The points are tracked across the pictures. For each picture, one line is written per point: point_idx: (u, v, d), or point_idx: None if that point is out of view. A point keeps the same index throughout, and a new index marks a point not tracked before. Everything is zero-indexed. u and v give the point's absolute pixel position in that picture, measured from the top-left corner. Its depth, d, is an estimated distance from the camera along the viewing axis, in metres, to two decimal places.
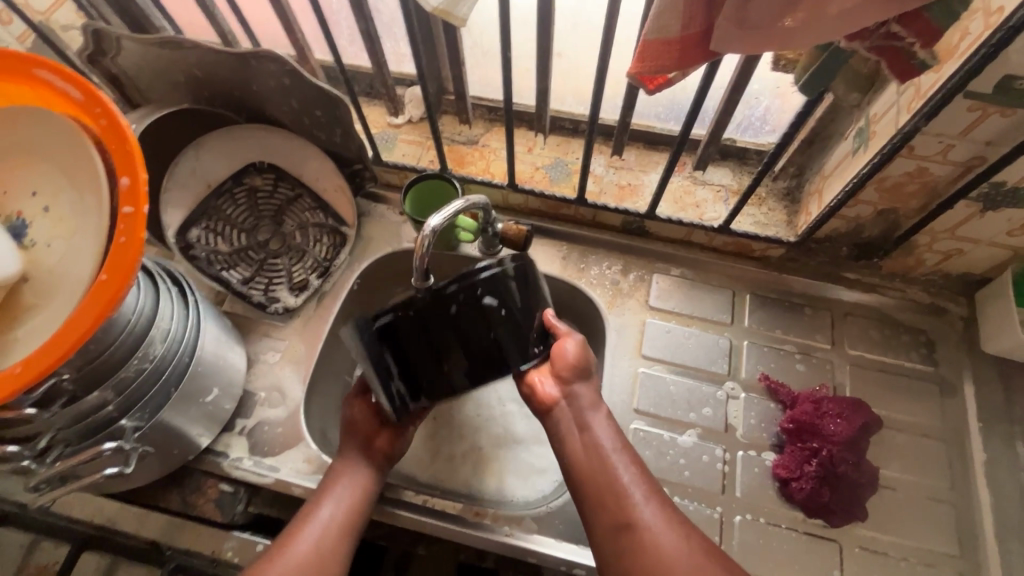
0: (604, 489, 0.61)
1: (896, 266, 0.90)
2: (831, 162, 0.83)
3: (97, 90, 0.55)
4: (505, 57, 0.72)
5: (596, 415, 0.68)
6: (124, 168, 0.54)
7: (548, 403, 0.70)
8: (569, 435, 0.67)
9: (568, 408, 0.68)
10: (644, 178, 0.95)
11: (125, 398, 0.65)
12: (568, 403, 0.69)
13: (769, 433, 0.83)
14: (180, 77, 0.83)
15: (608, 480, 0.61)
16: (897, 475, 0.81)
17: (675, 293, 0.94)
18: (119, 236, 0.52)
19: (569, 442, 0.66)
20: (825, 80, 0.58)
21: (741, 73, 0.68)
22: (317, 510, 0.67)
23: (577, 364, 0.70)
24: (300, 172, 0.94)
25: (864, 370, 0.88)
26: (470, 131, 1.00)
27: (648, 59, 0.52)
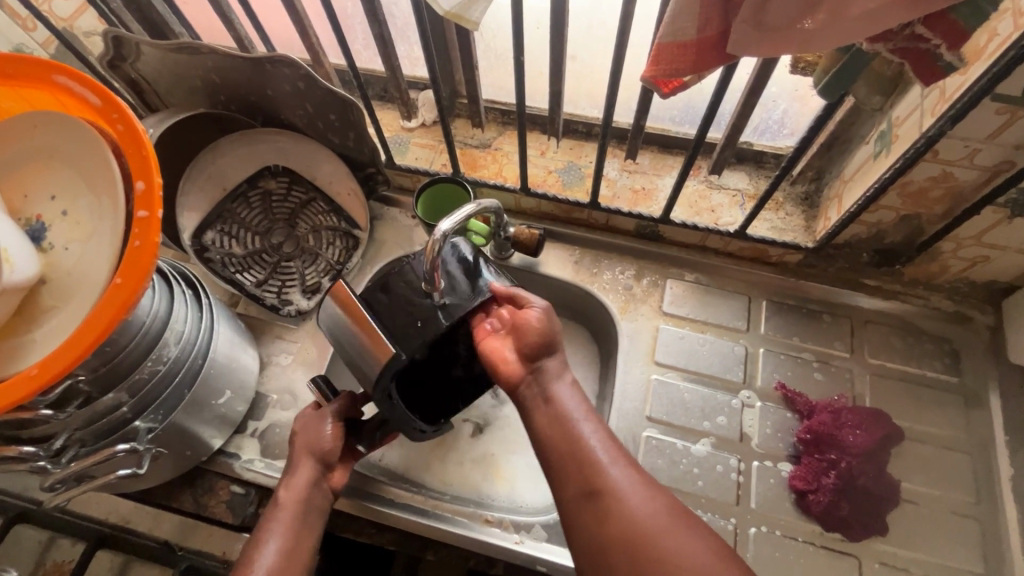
0: (568, 458, 0.62)
1: (918, 273, 0.87)
2: (851, 166, 0.81)
3: (115, 95, 0.56)
4: (518, 60, 0.71)
5: (562, 380, 0.68)
6: (140, 173, 0.54)
7: (515, 379, 0.70)
8: (535, 407, 0.67)
9: (533, 382, 0.69)
10: (658, 182, 0.94)
11: (140, 399, 0.65)
12: (533, 378, 0.69)
13: (785, 443, 0.81)
14: (197, 82, 0.84)
15: (573, 451, 0.62)
16: (919, 489, 0.79)
17: (689, 299, 0.93)
18: (134, 240, 0.52)
19: (535, 415, 0.66)
20: (847, 83, 0.57)
21: (759, 75, 0.66)
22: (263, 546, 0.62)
23: (543, 333, 0.69)
24: (313, 176, 0.94)
25: (884, 379, 0.86)
26: (483, 134, 0.99)
27: (663, 62, 0.51)
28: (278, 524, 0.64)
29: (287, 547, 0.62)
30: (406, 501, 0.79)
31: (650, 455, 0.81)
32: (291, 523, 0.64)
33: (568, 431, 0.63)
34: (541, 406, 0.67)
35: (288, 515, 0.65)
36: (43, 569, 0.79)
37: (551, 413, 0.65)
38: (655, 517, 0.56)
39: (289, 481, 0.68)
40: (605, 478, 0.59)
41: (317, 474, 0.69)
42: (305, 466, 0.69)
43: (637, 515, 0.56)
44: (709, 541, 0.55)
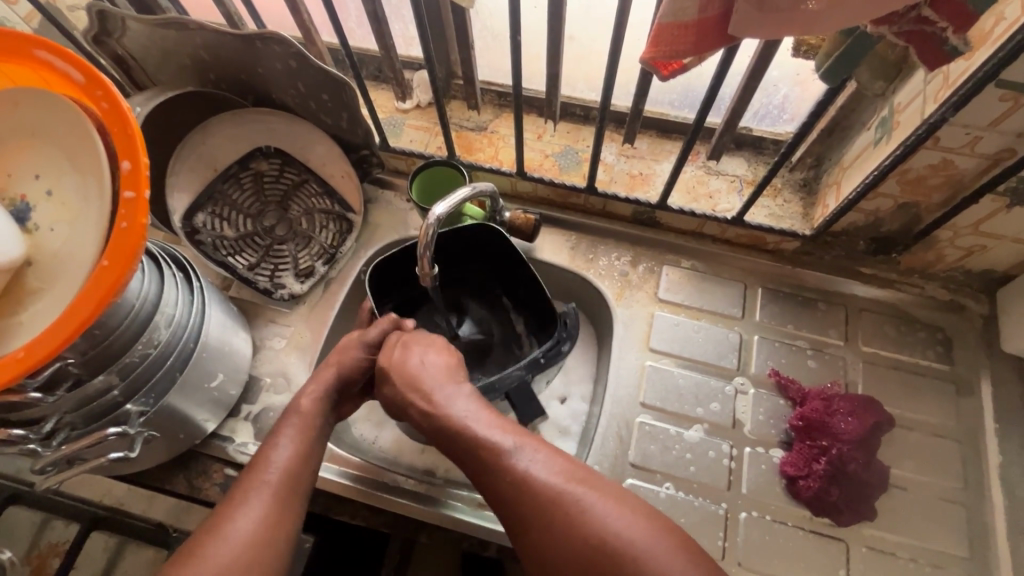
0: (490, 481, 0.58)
1: (915, 262, 0.87)
2: (850, 153, 0.80)
3: (98, 72, 0.54)
4: (515, 40, 0.69)
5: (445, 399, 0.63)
6: (125, 152, 0.53)
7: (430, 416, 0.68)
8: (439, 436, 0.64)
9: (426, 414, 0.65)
10: (656, 167, 0.93)
11: (131, 383, 0.65)
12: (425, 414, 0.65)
13: (777, 430, 0.82)
14: (186, 60, 0.82)
15: (491, 472, 0.58)
16: (908, 475, 0.79)
17: (684, 285, 0.92)
18: (120, 222, 0.51)
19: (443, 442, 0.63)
20: (848, 67, 0.56)
21: (761, 58, 0.65)
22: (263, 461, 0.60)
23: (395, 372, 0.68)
24: (306, 158, 0.93)
25: (876, 367, 0.86)
26: (479, 117, 0.98)
27: (664, 43, 0.50)
28: (295, 431, 0.64)
29: (302, 453, 0.62)
30: (399, 485, 0.79)
31: (643, 441, 0.81)
32: (304, 430, 0.64)
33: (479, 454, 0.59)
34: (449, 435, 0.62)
35: (302, 426, 0.64)
36: (37, 551, 0.79)
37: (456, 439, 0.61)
38: (598, 514, 0.53)
39: (308, 392, 0.68)
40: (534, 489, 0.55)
41: (334, 391, 0.69)
42: (328, 381, 0.69)
43: (576, 519, 0.53)
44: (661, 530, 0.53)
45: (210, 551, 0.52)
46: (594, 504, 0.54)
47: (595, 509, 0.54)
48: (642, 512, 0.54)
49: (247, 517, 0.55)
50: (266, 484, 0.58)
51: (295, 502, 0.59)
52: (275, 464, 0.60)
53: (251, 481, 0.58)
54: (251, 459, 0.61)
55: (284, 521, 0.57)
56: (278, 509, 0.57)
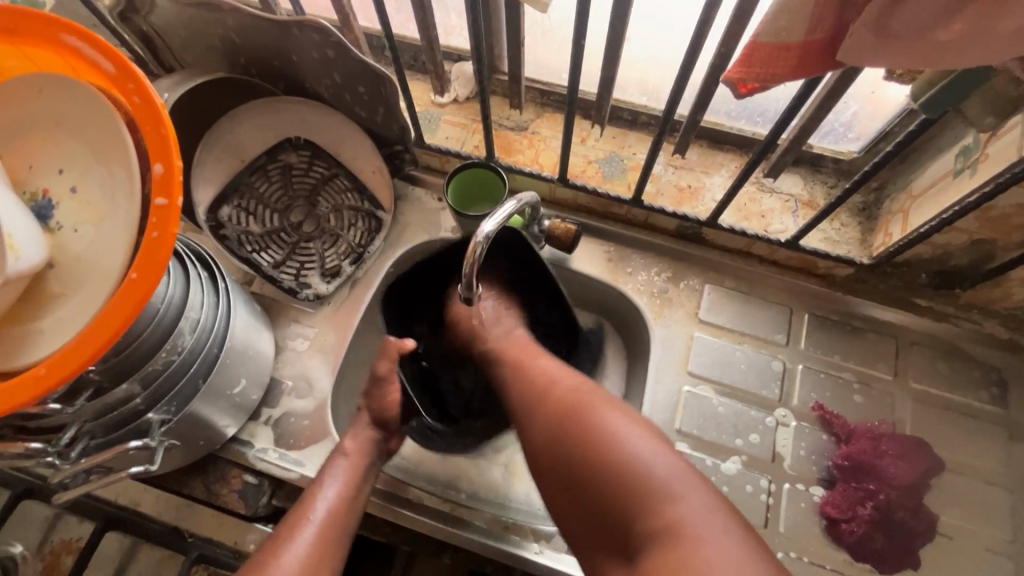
0: (536, 418, 0.61)
1: (977, 296, 0.82)
2: (922, 180, 0.74)
3: (130, 62, 0.50)
4: (576, 40, 0.64)
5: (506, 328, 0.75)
6: (157, 154, 0.49)
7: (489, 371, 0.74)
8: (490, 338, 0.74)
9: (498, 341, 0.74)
10: (706, 180, 0.88)
11: (153, 391, 0.61)
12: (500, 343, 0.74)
13: (818, 466, 0.78)
14: (216, 42, 0.77)
15: (545, 408, 0.60)
16: (954, 523, 0.76)
17: (727, 306, 0.88)
18: (150, 231, 0.47)
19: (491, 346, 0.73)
20: (953, 96, 0.51)
21: (844, 77, 0.60)
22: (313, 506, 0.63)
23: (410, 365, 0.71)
24: (337, 151, 0.88)
25: (927, 406, 0.82)
26: (520, 116, 0.93)
27: (757, 64, 0.45)
28: (342, 472, 0.66)
29: (346, 494, 0.65)
30: (424, 502, 0.77)
31: None
32: (352, 471, 0.67)
33: (534, 394, 0.63)
34: (511, 376, 0.68)
35: (351, 468, 0.67)
36: (51, 546, 0.77)
37: (518, 380, 0.66)
38: (600, 411, 0.56)
39: (354, 433, 0.71)
40: (572, 425, 0.56)
41: (382, 432, 0.72)
42: (365, 425, 0.71)
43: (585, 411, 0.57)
44: (700, 486, 0.50)
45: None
46: (602, 406, 0.57)
47: (630, 444, 0.52)
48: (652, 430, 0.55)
49: (290, 557, 0.58)
50: (311, 521, 0.61)
51: (337, 548, 0.61)
52: (321, 504, 0.63)
53: (295, 522, 0.61)
54: (299, 499, 0.64)
55: (328, 559, 0.60)
56: (320, 552, 0.60)
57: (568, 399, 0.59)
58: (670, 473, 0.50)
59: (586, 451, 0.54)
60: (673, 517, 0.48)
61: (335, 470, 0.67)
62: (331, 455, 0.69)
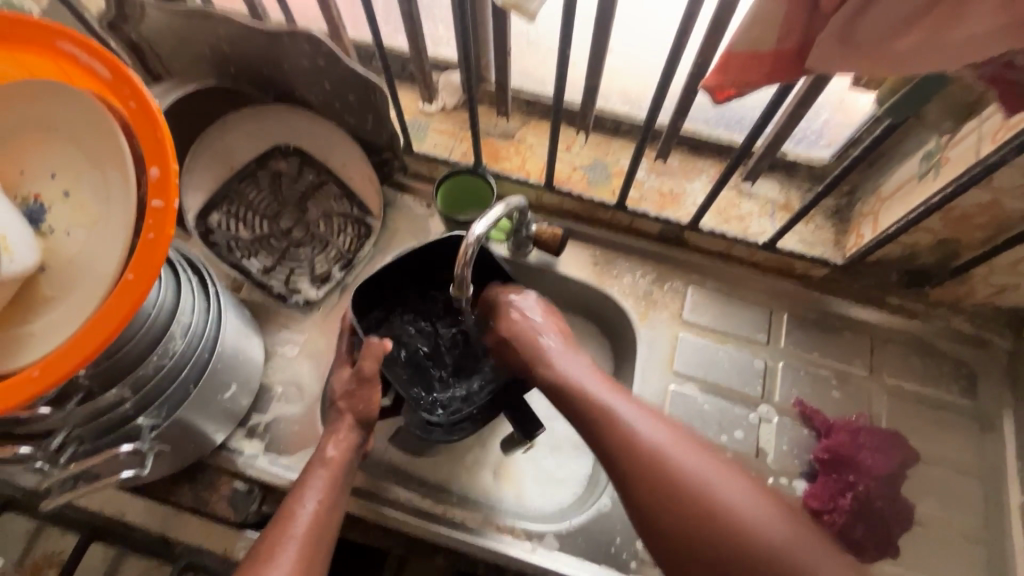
0: (620, 465, 0.62)
1: (944, 294, 0.86)
2: (890, 183, 0.78)
3: (126, 69, 0.50)
4: (562, 48, 0.66)
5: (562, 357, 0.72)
6: (153, 158, 0.49)
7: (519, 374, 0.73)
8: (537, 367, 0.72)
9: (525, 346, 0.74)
10: (687, 186, 0.91)
11: (143, 396, 0.61)
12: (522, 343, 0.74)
13: (800, 460, 0.81)
14: (206, 51, 0.78)
15: (641, 459, 0.61)
16: (930, 512, 0.79)
17: (710, 307, 0.90)
18: (146, 233, 0.48)
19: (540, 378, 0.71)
20: (913, 103, 0.54)
21: (814, 85, 0.63)
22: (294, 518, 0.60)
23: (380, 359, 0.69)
24: (326, 158, 0.89)
25: (901, 400, 0.85)
26: (507, 124, 0.95)
27: (732, 71, 0.47)
28: (321, 484, 0.63)
29: (325, 508, 0.62)
30: (415, 504, 0.77)
31: None
32: (330, 483, 0.64)
33: (608, 428, 0.63)
34: (585, 425, 0.66)
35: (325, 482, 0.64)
36: (32, 559, 0.76)
37: (587, 421, 0.65)
38: (713, 484, 0.58)
39: (334, 441, 0.67)
40: (683, 485, 0.58)
41: (358, 440, 0.69)
42: (347, 427, 0.68)
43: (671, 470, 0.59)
44: (764, 497, 0.58)
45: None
46: (706, 472, 0.59)
47: (726, 497, 0.57)
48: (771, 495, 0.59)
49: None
50: (292, 538, 0.58)
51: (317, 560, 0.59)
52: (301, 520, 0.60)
53: (278, 536, 0.58)
54: (278, 510, 0.62)
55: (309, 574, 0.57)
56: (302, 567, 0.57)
57: (656, 450, 0.61)
58: (784, 542, 0.54)
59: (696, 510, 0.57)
60: (779, 543, 0.54)
61: (313, 484, 0.63)
62: (309, 465, 0.66)
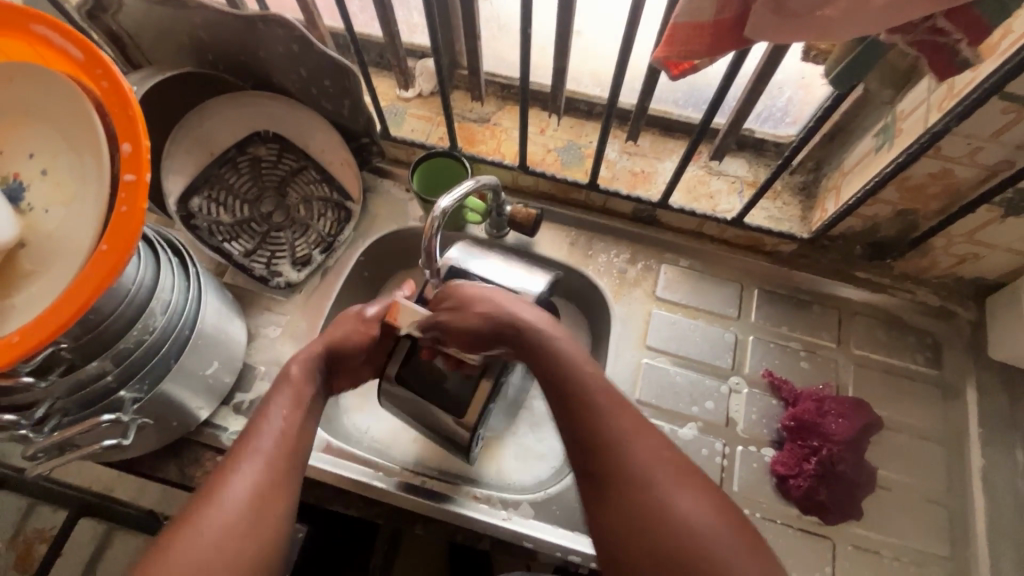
0: (574, 439, 0.60)
1: (909, 267, 0.89)
2: (851, 157, 0.80)
3: (99, 51, 0.53)
4: (524, 29, 0.68)
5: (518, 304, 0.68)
6: (125, 134, 0.51)
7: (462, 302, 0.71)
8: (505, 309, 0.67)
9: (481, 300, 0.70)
10: (658, 166, 0.93)
11: (125, 369, 0.64)
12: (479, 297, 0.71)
13: (769, 429, 0.83)
14: (184, 39, 0.80)
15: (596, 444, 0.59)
16: (894, 476, 0.81)
17: (682, 284, 0.93)
18: (120, 205, 0.50)
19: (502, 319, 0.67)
20: (858, 73, 0.56)
21: (769, 59, 0.65)
22: (263, 426, 0.62)
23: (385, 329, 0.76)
24: (305, 144, 0.91)
25: (867, 369, 0.87)
26: (482, 109, 0.97)
27: (678, 44, 0.50)
28: (286, 399, 0.65)
29: (293, 424, 0.64)
30: (395, 475, 0.79)
31: None
32: (297, 398, 0.66)
33: (581, 412, 0.60)
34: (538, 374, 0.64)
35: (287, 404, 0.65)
36: (24, 537, 0.78)
37: (567, 397, 0.61)
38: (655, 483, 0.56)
39: (296, 359, 0.69)
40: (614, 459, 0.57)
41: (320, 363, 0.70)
42: (317, 350, 0.71)
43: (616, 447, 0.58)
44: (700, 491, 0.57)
45: (197, 526, 0.54)
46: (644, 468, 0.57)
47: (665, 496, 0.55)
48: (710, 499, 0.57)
49: (237, 485, 0.57)
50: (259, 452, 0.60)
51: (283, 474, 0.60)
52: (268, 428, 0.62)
53: (244, 447, 0.60)
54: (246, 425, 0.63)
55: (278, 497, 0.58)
56: (267, 489, 0.58)
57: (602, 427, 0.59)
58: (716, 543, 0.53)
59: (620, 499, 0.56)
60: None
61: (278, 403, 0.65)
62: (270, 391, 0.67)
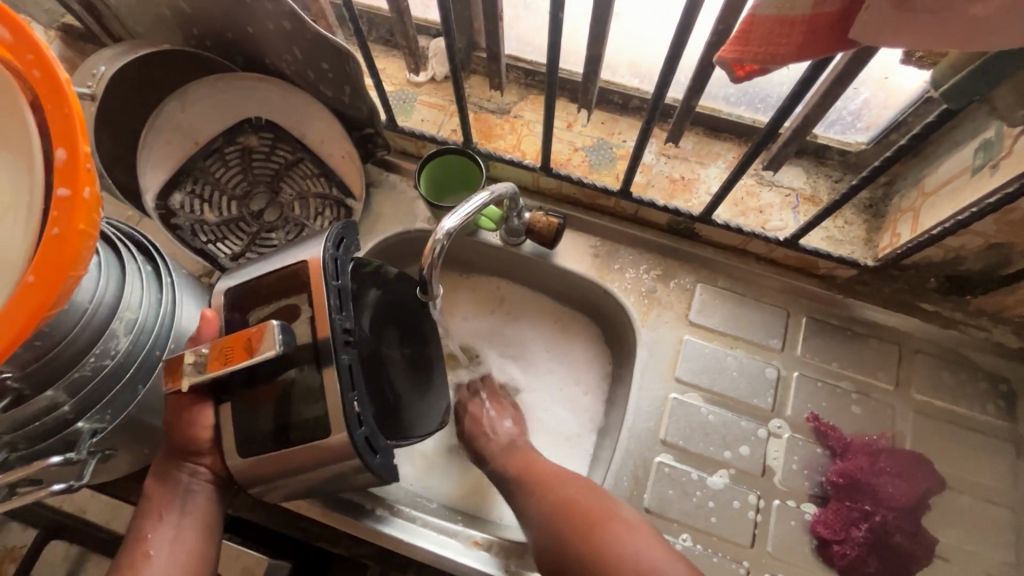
0: (537, 505, 0.65)
1: (987, 303, 0.77)
2: (935, 176, 0.68)
3: (32, 30, 0.43)
4: (555, 12, 0.57)
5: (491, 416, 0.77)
6: (61, 137, 0.42)
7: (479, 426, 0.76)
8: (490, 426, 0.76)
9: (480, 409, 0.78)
10: (700, 172, 0.81)
11: (83, 398, 0.56)
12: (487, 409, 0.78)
13: (811, 482, 0.73)
14: (164, 10, 0.70)
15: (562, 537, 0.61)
16: (954, 545, 0.71)
17: (719, 308, 0.82)
18: (51, 227, 0.41)
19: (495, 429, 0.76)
20: (981, 84, 0.44)
21: (857, 57, 0.53)
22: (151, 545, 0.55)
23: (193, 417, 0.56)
24: (302, 134, 0.81)
25: (929, 419, 0.76)
26: (502, 98, 0.86)
27: (755, 42, 0.38)
28: (193, 508, 0.57)
29: (185, 546, 0.56)
30: (389, 511, 0.71)
31: (661, 485, 0.73)
32: (204, 508, 0.58)
33: (536, 475, 0.68)
34: (520, 483, 0.69)
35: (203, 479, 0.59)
36: None
37: (534, 477, 0.68)
38: (615, 521, 0.61)
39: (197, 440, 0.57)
40: (586, 515, 0.62)
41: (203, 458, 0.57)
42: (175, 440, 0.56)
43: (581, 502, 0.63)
44: (654, 541, 0.59)
45: None
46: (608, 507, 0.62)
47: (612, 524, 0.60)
48: (664, 545, 0.60)
49: None
50: None
51: None
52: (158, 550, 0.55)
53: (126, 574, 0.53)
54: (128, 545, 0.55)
55: None
56: None
57: (573, 489, 0.65)
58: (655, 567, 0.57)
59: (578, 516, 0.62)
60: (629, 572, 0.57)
61: (172, 517, 0.56)
62: (151, 490, 0.58)
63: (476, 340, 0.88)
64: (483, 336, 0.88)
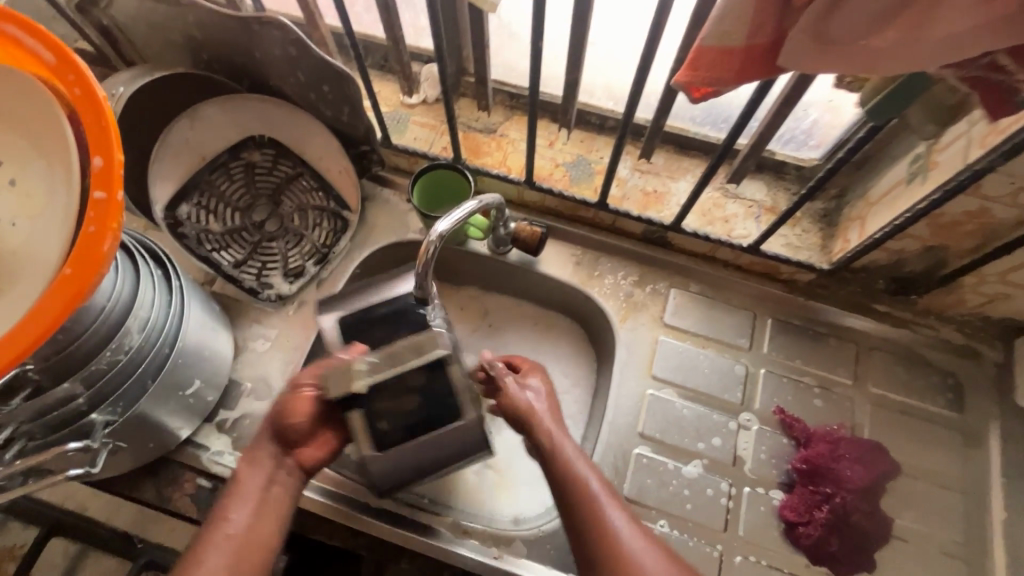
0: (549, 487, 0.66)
1: (932, 302, 0.84)
2: (877, 188, 0.76)
3: (73, 54, 0.48)
4: (536, 42, 0.64)
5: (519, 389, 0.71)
6: (98, 147, 0.47)
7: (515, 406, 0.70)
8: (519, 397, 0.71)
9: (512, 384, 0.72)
10: (671, 186, 0.89)
11: (97, 391, 0.60)
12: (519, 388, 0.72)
13: (779, 470, 0.79)
14: (177, 37, 0.76)
15: (563, 501, 0.64)
16: (910, 526, 0.77)
17: (692, 311, 0.88)
18: (87, 225, 0.46)
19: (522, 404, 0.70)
20: (897, 105, 0.52)
21: (798, 82, 0.61)
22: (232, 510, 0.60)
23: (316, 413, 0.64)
24: (302, 150, 0.87)
25: (885, 410, 0.83)
26: (489, 118, 0.93)
27: (702, 68, 0.45)
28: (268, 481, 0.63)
29: (259, 515, 0.61)
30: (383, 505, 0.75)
31: (640, 475, 0.78)
32: (280, 482, 0.63)
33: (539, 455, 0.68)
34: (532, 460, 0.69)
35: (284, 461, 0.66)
36: None
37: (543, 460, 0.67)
38: (617, 526, 0.62)
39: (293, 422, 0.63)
40: (591, 514, 0.62)
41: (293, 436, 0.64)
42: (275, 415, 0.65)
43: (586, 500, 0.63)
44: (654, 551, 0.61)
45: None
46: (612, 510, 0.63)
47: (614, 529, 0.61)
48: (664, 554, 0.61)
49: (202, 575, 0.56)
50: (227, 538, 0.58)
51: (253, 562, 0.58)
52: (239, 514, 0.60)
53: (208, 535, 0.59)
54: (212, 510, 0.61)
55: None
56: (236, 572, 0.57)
57: (580, 482, 0.64)
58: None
59: (584, 516, 0.62)
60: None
61: (254, 485, 0.62)
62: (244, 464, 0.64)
63: (464, 345, 0.93)
64: (471, 341, 0.93)
